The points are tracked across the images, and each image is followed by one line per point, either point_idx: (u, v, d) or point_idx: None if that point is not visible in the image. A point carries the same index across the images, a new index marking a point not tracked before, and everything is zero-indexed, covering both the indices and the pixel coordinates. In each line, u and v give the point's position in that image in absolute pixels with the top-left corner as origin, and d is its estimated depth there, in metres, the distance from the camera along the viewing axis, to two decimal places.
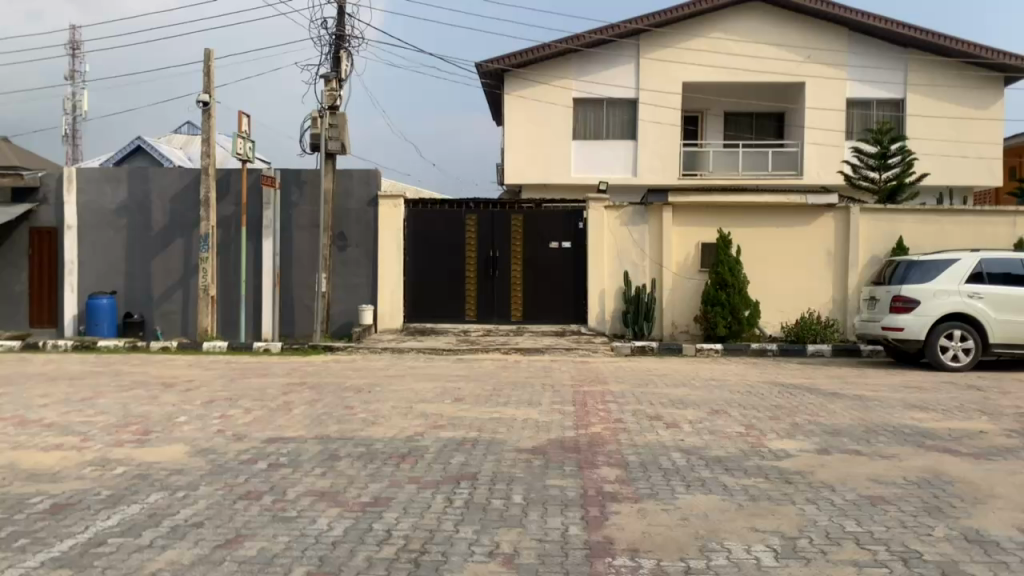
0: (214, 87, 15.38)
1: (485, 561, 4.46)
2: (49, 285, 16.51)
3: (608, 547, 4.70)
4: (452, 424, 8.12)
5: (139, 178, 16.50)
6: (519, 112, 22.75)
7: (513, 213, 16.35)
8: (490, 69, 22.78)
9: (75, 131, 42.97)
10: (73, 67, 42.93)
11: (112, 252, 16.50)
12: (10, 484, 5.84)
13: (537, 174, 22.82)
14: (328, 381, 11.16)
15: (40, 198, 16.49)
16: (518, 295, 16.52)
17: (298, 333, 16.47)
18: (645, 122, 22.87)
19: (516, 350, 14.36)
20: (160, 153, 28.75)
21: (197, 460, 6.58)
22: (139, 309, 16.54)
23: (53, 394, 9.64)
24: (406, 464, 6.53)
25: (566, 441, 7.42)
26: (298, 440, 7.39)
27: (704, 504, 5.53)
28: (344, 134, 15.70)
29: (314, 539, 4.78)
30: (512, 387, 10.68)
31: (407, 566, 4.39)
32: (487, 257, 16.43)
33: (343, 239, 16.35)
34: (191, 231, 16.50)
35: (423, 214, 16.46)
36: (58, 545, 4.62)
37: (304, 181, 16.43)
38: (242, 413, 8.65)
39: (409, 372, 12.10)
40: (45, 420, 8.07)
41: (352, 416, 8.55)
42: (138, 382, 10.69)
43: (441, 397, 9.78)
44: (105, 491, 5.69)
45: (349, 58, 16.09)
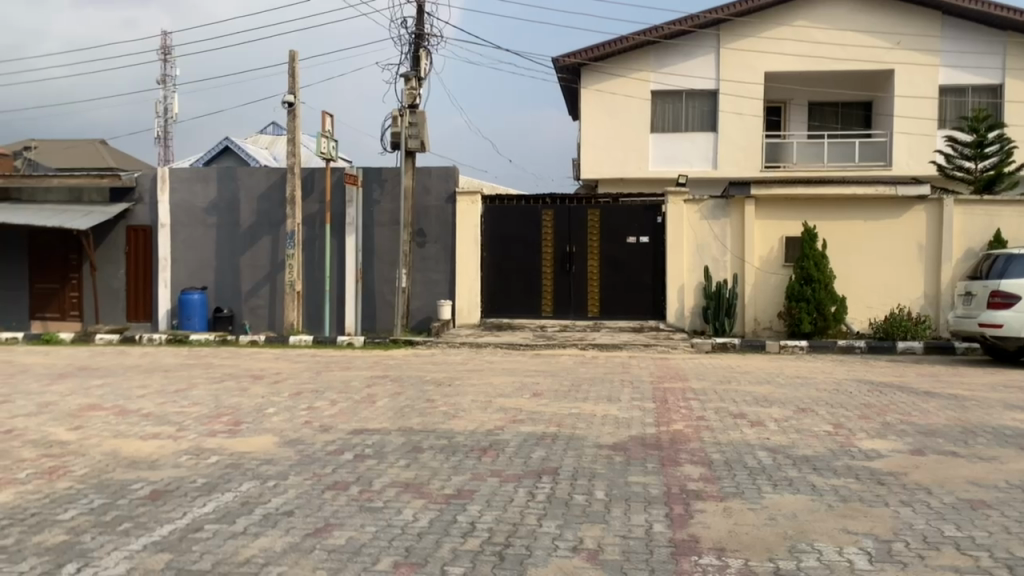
0: (298, 88, 15.79)
1: (569, 556, 4.45)
2: (144, 281, 17.22)
3: (694, 546, 4.62)
4: (531, 419, 8.13)
5: (228, 177, 17.05)
6: (597, 106, 22.60)
7: (590, 208, 16.25)
8: (567, 64, 22.70)
9: (166, 133, 44.68)
10: (165, 72, 44.67)
11: (203, 249, 17.12)
12: (113, 470, 6.13)
13: (615, 169, 22.59)
14: (409, 374, 11.31)
15: (136, 197, 17.24)
16: (595, 291, 16.39)
17: (379, 327, 16.78)
18: (726, 113, 22.42)
19: (594, 346, 14.26)
20: (247, 154, 29.69)
21: (285, 451, 6.77)
22: (229, 304, 17.13)
23: (150, 385, 10.08)
24: (488, 458, 6.57)
25: (648, 438, 7.32)
26: (381, 432, 7.52)
27: (793, 504, 5.38)
28: (424, 132, 15.87)
29: (399, 529, 4.85)
30: (591, 382, 10.65)
31: (492, 558, 4.42)
32: (564, 252, 16.39)
33: (421, 235, 16.58)
34: (277, 228, 16.96)
35: (501, 210, 16.54)
36: (159, 529, 4.82)
37: (385, 178, 16.70)
38: (328, 405, 8.86)
39: (488, 367, 12.15)
40: (143, 410, 8.43)
41: (433, 409, 8.67)
42: (228, 375, 11.06)
43: (520, 391, 9.81)
44: (201, 479, 5.91)
45: (429, 57, 16.25)
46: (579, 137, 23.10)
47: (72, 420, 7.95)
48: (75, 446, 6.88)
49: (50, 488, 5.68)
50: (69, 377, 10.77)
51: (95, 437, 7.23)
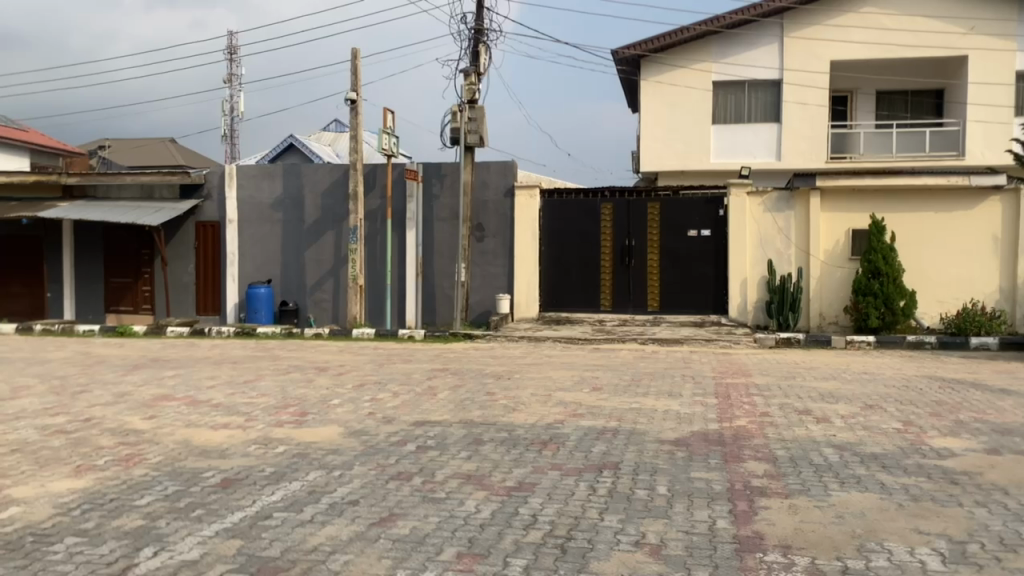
0: (360, 85, 16.01)
1: (631, 550, 4.44)
2: (213, 274, 17.71)
3: (759, 543, 4.56)
4: (592, 413, 8.12)
5: (293, 174, 17.40)
6: (657, 97, 22.36)
7: (650, 201, 16.12)
8: (627, 56, 22.51)
9: (233, 130, 45.69)
10: (231, 71, 45.72)
11: (269, 244, 17.51)
12: (186, 459, 6.33)
13: (674, 160, 22.32)
14: (470, 367, 11.40)
15: (205, 194, 17.73)
16: (655, 285, 16.25)
17: (439, 321, 16.95)
18: (790, 103, 21.95)
19: (653, 341, 14.15)
20: (311, 151, 30.26)
21: (350, 442, 6.90)
22: (294, 297, 17.50)
23: (220, 376, 10.38)
24: (549, 451, 6.59)
25: (710, 433, 7.25)
26: (443, 424, 7.60)
27: (861, 502, 5.27)
28: (483, 127, 15.92)
29: (462, 520, 4.90)
30: (652, 377, 10.58)
31: (554, 551, 4.44)
32: (623, 246, 16.29)
33: (480, 230, 16.66)
34: (340, 223, 17.24)
35: (560, 204, 16.52)
36: (230, 516, 4.96)
37: (444, 174, 16.83)
38: (391, 397, 9.00)
39: (548, 361, 12.18)
40: (213, 400, 8.69)
41: (494, 401, 8.73)
42: (294, 367, 11.32)
43: (580, 385, 9.81)
44: (269, 468, 6.06)
45: (488, 51, 16.30)
46: (638, 130, 22.89)
47: (147, 409, 8.23)
48: (150, 435, 7.13)
49: (128, 474, 5.90)
50: (143, 368, 11.15)
51: (168, 426, 7.48)
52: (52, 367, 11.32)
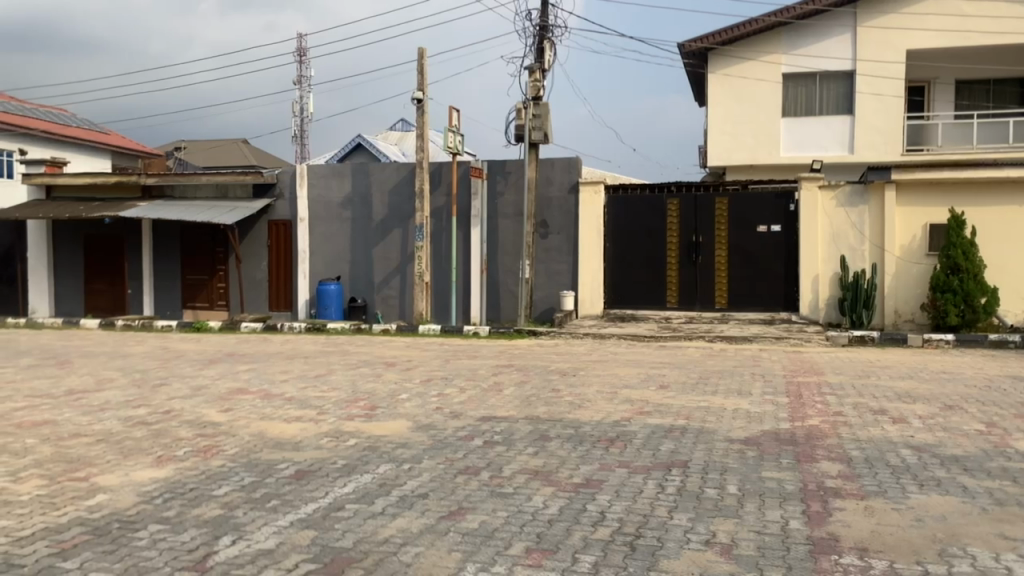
0: (427, 84, 16.18)
1: (701, 549, 4.38)
2: (285, 272, 18.15)
3: (834, 545, 4.46)
4: (659, 411, 8.04)
5: (361, 173, 17.70)
6: (724, 91, 22.02)
7: (718, 196, 15.89)
8: (694, 49, 22.22)
9: (303, 131, 46.63)
10: (301, 73, 46.66)
11: (338, 242, 17.85)
12: (261, 450, 6.51)
13: (743, 155, 21.91)
14: (535, 364, 11.42)
15: (276, 193, 18.17)
16: (723, 282, 16.02)
17: (503, 317, 17.03)
18: (863, 95, 21.32)
19: (722, 339, 13.94)
20: (378, 150, 30.69)
21: (419, 436, 6.98)
22: (362, 294, 17.81)
23: (292, 370, 10.64)
24: (616, 448, 6.55)
25: (782, 432, 7.11)
26: (509, 419, 7.64)
27: (942, 505, 5.10)
28: (547, 123, 15.91)
29: (530, 515, 4.92)
30: (720, 375, 10.44)
31: (623, 548, 4.41)
32: (690, 242, 16.10)
33: (544, 226, 16.65)
34: (407, 221, 17.45)
35: (625, 200, 16.40)
36: (304, 507, 5.08)
37: (509, 171, 16.89)
38: (457, 392, 9.08)
39: (613, 358, 12.12)
40: (286, 394, 8.91)
41: (559, 398, 8.72)
42: (363, 362, 11.52)
43: (647, 383, 9.74)
44: (341, 461, 6.18)
45: (553, 48, 16.28)
46: (705, 124, 22.56)
47: (222, 402, 8.48)
48: (226, 427, 7.35)
49: (206, 465, 6.09)
50: (219, 362, 11.50)
51: (244, 418, 7.70)
52: (133, 360, 11.77)
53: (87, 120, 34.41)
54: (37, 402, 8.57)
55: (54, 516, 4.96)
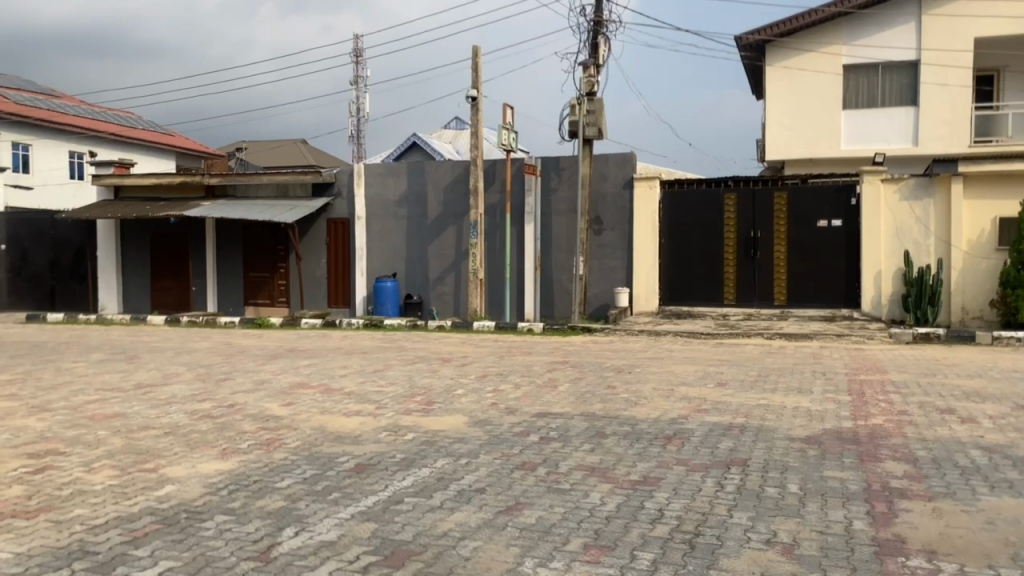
0: (481, 82, 16.25)
1: (763, 548, 4.32)
2: (343, 269, 18.43)
3: (901, 546, 4.35)
4: (717, 409, 7.94)
5: (417, 171, 17.87)
6: (782, 83, 21.60)
7: (777, 190, 15.62)
8: (751, 42, 21.86)
9: (359, 130, 47.20)
10: (357, 73, 47.22)
11: (395, 239, 18.07)
12: (322, 444, 6.64)
13: (802, 149, 21.47)
14: (589, 361, 11.40)
15: (335, 192, 18.47)
16: (782, 278, 15.74)
17: (557, 314, 17.01)
18: (928, 85, 20.71)
19: (781, 336, 13.70)
20: (433, 149, 30.95)
21: (475, 431, 7.03)
22: (418, 291, 17.98)
23: (351, 365, 10.81)
24: (673, 446, 6.50)
25: (844, 431, 6.96)
26: (565, 416, 7.64)
27: (1015, 507, 4.94)
28: (602, 119, 15.83)
29: (587, 512, 4.91)
30: (780, 372, 10.27)
31: (682, 546, 4.38)
32: (748, 238, 15.86)
33: (599, 223, 16.57)
34: (462, 218, 17.55)
35: (681, 195, 16.23)
36: (364, 500, 5.16)
37: (563, 167, 16.86)
38: (512, 388, 9.12)
39: (669, 355, 12.02)
40: (345, 388, 9.08)
41: (615, 395, 8.69)
42: (420, 357, 11.64)
43: (704, 380, 9.64)
44: (399, 455, 6.26)
45: (607, 43, 16.18)
46: (763, 118, 22.17)
47: (284, 397, 8.67)
48: (288, 420, 7.51)
49: (269, 458, 6.23)
50: (280, 358, 11.75)
51: (305, 412, 7.86)
52: (197, 355, 12.09)
53: (153, 123, 35.44)
54: (109, 395, 8.87)
55: (126, 506, 5.14)
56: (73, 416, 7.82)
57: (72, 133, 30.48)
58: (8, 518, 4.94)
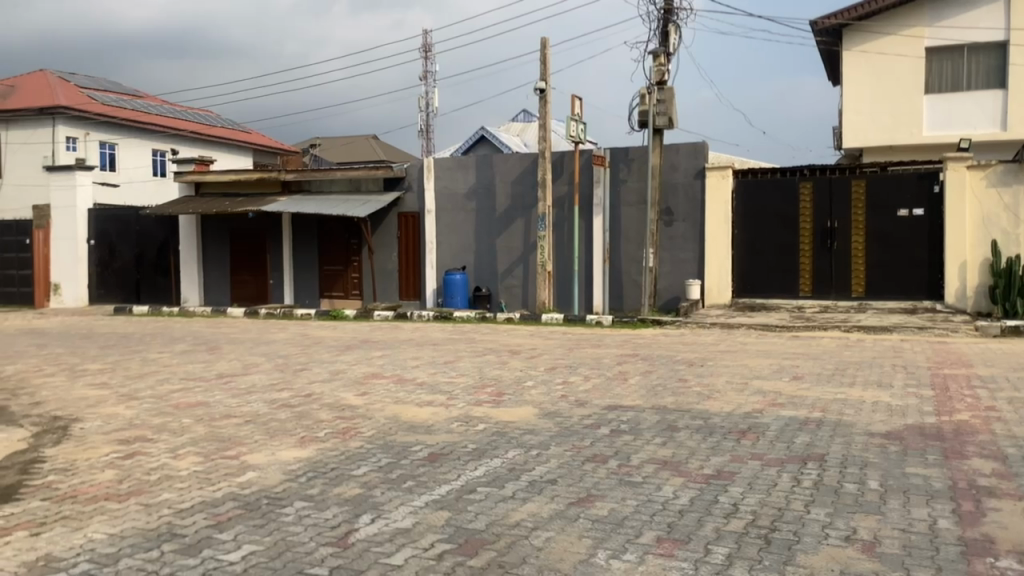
0: (549, 74, 16.22)
1: (842, 545, 4.23)
2: (414, 262, 18.70)
3: (989, 547, 4.19)
4: (793, 403, 7.78)
5: (485, 164, 17.96)
6: (860, 68, 20.95)
7: (855, 178, 15.19)
8: (826, 26, 21.22)
9: (428, 125, 47.64)
10: (426, 68, 47.62)
11: (464, 232, 18.22)
12: (396, 433, 6.76)
13: (881, 136, 20.77)
14: (660, 354, 11.29)
15: (405, 186, 18.74)
16: (860, 269, 15.30)
17: (626, 307, 16.90)
18: (1018, 66, 19.79)
19: (859, 328, 13.33)
20: (501, 142, 31.08)
21: (546, 422, 7.06)
22: (487, 283, 18.09)
23: (422, 357, 10.97)
24: (748, 440, 6.40)
25: (927, 427, 6.74)
26: (636, 409, 7.60)
27: None
28: (672, 108, 15.62)
29: (660, 505, 4.88)
30: (859, 366, 9.99)
31: (758, 541, 4.31)
32: (825, 228, 15.46)
33: (669, 214, 16.37)
34: (530, 210, 17.57)
35: (754, 185, 15.90)
36: (437, 489, 5.24)
37: (632, 158, 16.71)
38: (582, 380, 9.13)
39: (742, 348, 11.81)
40: (417, 379, 9.23)
41: (687, 389, 8.59)
42: (489, 349, 11.73)
43: (779, 374, 9.45)
44: (471, 445, 6.32)
45: (678, 31, 15.94)
46: (840, 104, 21.52)
47: (359, 386, 8.85)
48: (363, 410, 7.67)
49: (345, 446, 6.37)
50: (354, 349, 11.98)
51: (379, 402, 8.02)
52: (275, 346, 12.42)
53: (230, 121, 36.55)
54: (193, 385, 9.21)
55: (210, 491, 5.33)
56: (159, 404, 8.15)
57: (154, 132, 31.61)
58: (102, 501, 5.18)
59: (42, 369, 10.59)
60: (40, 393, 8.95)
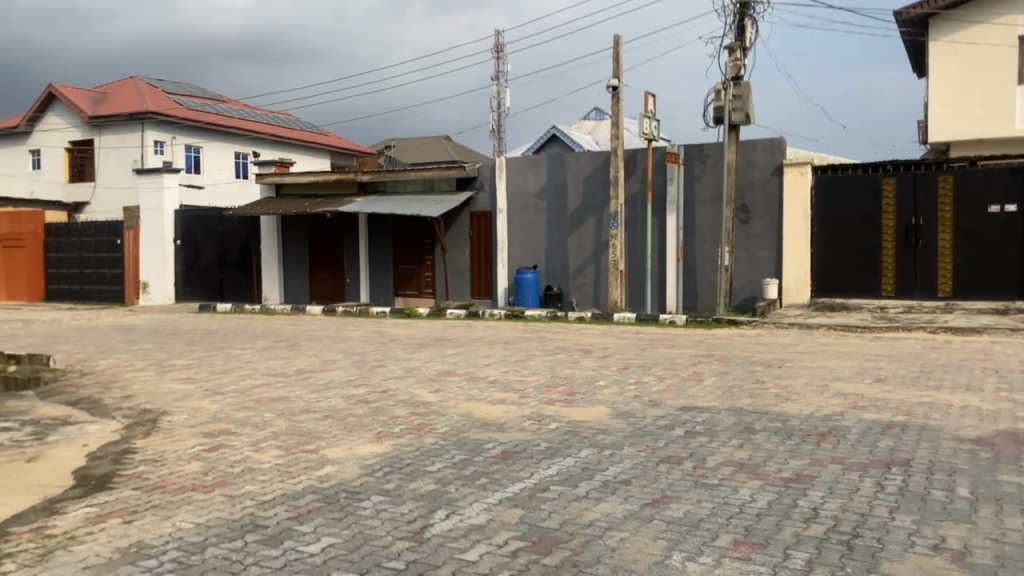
0: (622, 71, 16.11)
1: (930, 554, 4.08)
2: (486, 261, 18.85)
3: None
4: (875, 406, 7.54)
5: (557, 163, 17.95)
6: (948, 59, 20.16)
7: (942, 173, 14.65)
8: (911, 16, 20.45)
9: (500, 125, 47.81)
10: (498, 69, 47.77)
11: (536, 231, 18.25)
12: (470, 430, 6.82)
13: (970, 129, 19.94)
14: (736, 354, 11.10)
15: (478, 186, 18.90)
16: (947, 266, 14.73)
17: (700, 306, 16.66)
18: None
19: (946, 330, 12.81)
20: (573, 140, 31.00)
21: (619, 422, 7.02)
22: (558, 282, 18.08)
23: (494, 355, 11.05)
24: (828, 444, 6.23)
25: (1020, 433, 6.45)
26: (711, 410, 7.50)
27: None
28: (749, 103, 15.32)
29: (737, 508, 4.80)
30: (945, 368, 9.61)
31: (839, 547, 4.20)
32: (909, 225, 14.95)
33: (745, 211, 16.02)
34: (602, 208, 17.47)
35: (834, 181, 15.48)
36: (511, 487, 5.27)
37: (707, 155, 16.45)
38: (655, 380, 9.05)
39: (821, 349, 11.50)
40: (490, 377, 9.30)
41: (764, 390, 8.41)
42: (561, 348, 11.74)
43: (860, 375, 9.18)
44: (544, 444, 6.33)
45: (755, 25, 15.61)
46: (926, 97, 20.74)
47: (432, 383, 8.99)
48: (436, 406, 7.77)
49: (420, 442, 6.47)
50: (428, 346, 12.15)
51: (452, 399, 8.10)
52: (352, 343, 12.69)
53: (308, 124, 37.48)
54: (274, 380, 9.49)
55: (291, 484, 5.48)
56: (241, 398, 8.41)
57: (235, 135, 32.63)
58: (189, 491, 5.39)
59: (133, 364, 11.07)
60: (130, 387, 9.36)
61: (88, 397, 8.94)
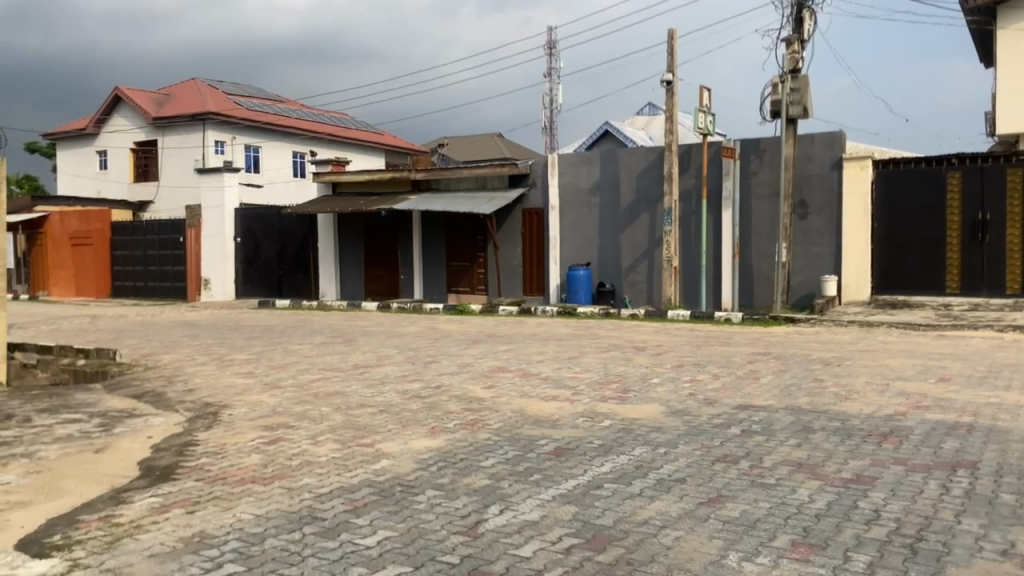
0: (677, 65, 15.94)
1: (998, 559, 3.95)
2: (538, 258, 18.86)
3: None
4: (940, 407, 7.31)
5: (610, 159, 17.84)
6: (1017, 48, 19.45)
7: (1010, 166, 14.26)
8: (978, 5, 19.76)
9: (552, 122, 47.68)
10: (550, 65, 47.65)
11: (588, 227, 18.18)
12: (523, 426, 6.82)
13: None
14: (793, 352, 10.89)
15: (530, 183, 18.92)
16: (1016, 263, 14.34)
17: (757, 304, 16.42)
18: None
19: (1015, 327, 12.40)
20: (626, 136, 30.77)
21: (673, 420, 6.95)
22: (611, 279, 18.00)
23: (548, 352, 11.03)
24: (890, 444, 6.07)
25: None
26: (769, 408, 7.37)
27: None
28: (807, 97, 15.02)
29: (796, 508, 4.71)
30: (1013, 368, 9.27)
31: (903, 551, 4.09)
32: (976, 220, 14.55)
33: (803, 207, 15.57)
34: (656, 205, 17.31)
35: (896, 175, 15.06)
36: (564, 484, 5.25)
37: (763, 149, 16.18)
38: (710, 378, 8.93)
39: (883, 348, 11.20)
40: (542, 373, 9.29)
41: (823, 389, 8.23)
42: (614, 345, 11.66)
43: (924, 375, 8.92)
44: (597, 441, 6.31)
45: (813, 16, 15.29)
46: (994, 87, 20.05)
47: (485, 379, 9.02)
48: (490, 402, 7.79)
49: (473, 437, 6.50)
50: (481, 342, 12.18)
51: (505, 395, 8.12)
52: (406, 339, 12.81)
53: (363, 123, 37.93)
54: (330, 375, 9.64)
55: (347, 477, 5.56)
56: (299, 393, 8.56)
57: (292, 134, 33.19)
58: (249, 483, 5.51)
59: (194, 358, 11.35)
60: (192, 381, 9.60)
61: (152, 391, 9.20)
